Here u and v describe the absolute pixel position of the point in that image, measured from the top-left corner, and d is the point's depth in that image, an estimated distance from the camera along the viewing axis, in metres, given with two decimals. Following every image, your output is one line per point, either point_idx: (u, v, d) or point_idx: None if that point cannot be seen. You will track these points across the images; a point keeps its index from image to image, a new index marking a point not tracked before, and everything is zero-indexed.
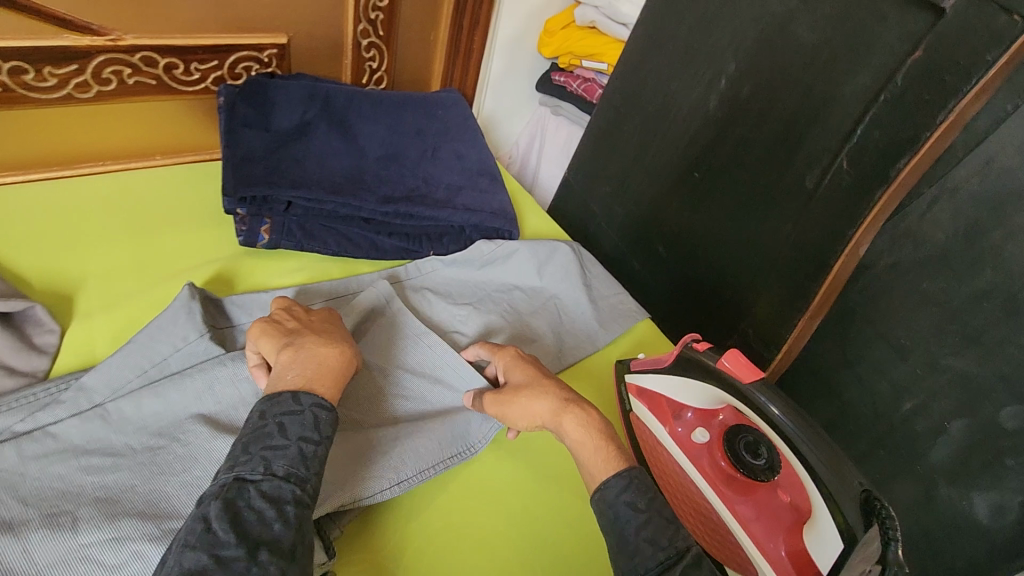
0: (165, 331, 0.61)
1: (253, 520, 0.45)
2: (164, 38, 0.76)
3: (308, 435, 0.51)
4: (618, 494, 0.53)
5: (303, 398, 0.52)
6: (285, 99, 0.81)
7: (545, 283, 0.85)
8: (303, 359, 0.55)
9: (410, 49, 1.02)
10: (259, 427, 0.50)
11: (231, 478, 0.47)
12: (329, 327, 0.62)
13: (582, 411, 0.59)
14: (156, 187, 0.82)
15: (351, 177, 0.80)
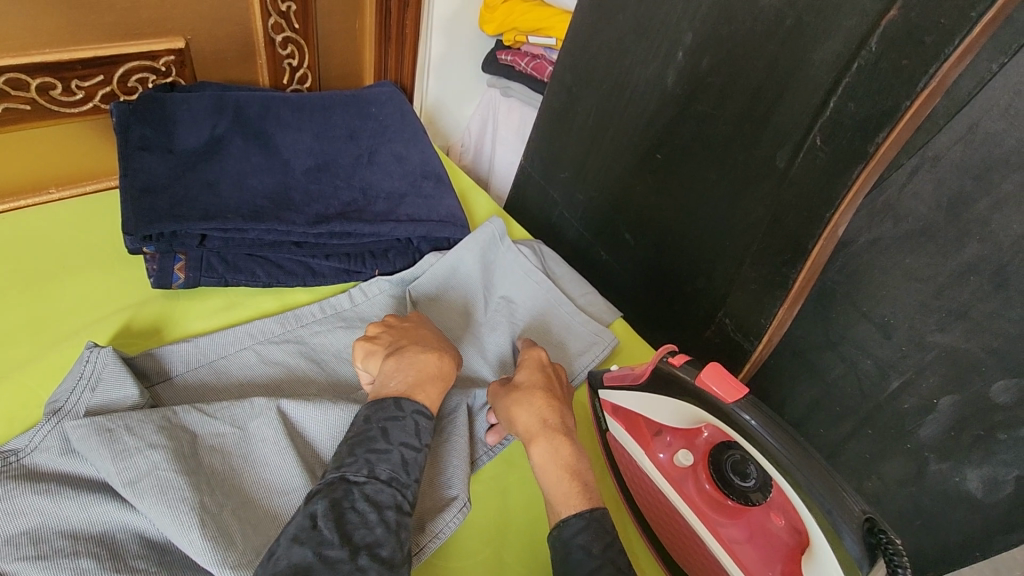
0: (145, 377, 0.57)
1: (356, 523, 0.47)
2: (31, 55, 0.65)
3: (411, 440, 0.53)
4: (572, 537, 0.51)
5: (406, 404, 0.55)
6: (189, 114, 0.71)
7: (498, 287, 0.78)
8: (404, 365, 0.58)
9: (333, 39, 0.91)
10: (363, 431, 0.53)
11: (337, 477, 0.49)
12: (417, 330, 0.65)
13: (549, 439, 0.57)
14: (47, 226, 0.72)
15: (275, 197, 0.71)
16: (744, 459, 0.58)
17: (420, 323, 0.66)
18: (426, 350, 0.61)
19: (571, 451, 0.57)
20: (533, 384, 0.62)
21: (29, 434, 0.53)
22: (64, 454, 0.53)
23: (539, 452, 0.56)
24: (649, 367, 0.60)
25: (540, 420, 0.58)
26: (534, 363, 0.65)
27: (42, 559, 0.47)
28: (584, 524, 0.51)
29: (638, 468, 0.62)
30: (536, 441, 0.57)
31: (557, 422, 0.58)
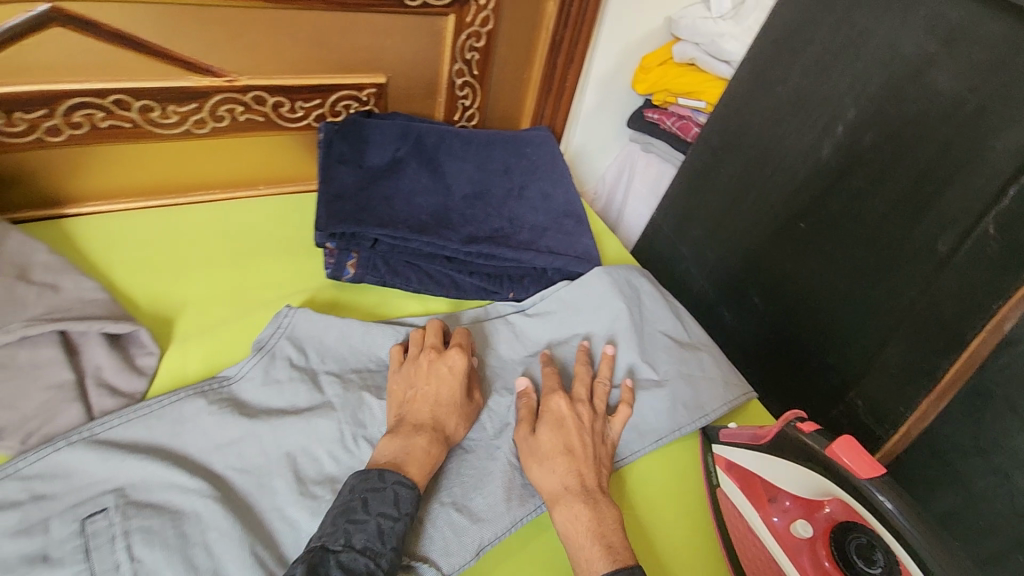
0: (335, 334, 0.69)
1: None
2: (274, 79, 0.80)
3: (387, 511, 0.53)
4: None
5: (389, 475, 0.55)
6: (379, 137, 0.83)
7: (654, 314, 0.82)
8: (395, 448, 0.59)
9: (503, 87, 1.01)
10: (347, 500, 0.54)
11: (318, 545, 0.51)
12: (427, 394, 0.64)
13: (570, 503, 0.59)
14: (254, 216, 0.87)
15: (436, 216, 0.80)
16: (871, 544, 0.52)
17: (433, 393, 0.64)
18: (421, 430, 0.60)
19: (592, 515, 0.58)
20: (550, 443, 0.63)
21: (239, 366, 0.65)
22: (264, 386, 0.64)
23: (561, 510, 0.59)
24: (774, 429, 0.60)
25: (563, 483, 0.60)
26: (555, 421, 0.65)
27: (244, 470, 0.57)
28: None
29: (747, 529, 0.60)
30: (559, 505, 0.59)
31: (580, 485, 0.60)
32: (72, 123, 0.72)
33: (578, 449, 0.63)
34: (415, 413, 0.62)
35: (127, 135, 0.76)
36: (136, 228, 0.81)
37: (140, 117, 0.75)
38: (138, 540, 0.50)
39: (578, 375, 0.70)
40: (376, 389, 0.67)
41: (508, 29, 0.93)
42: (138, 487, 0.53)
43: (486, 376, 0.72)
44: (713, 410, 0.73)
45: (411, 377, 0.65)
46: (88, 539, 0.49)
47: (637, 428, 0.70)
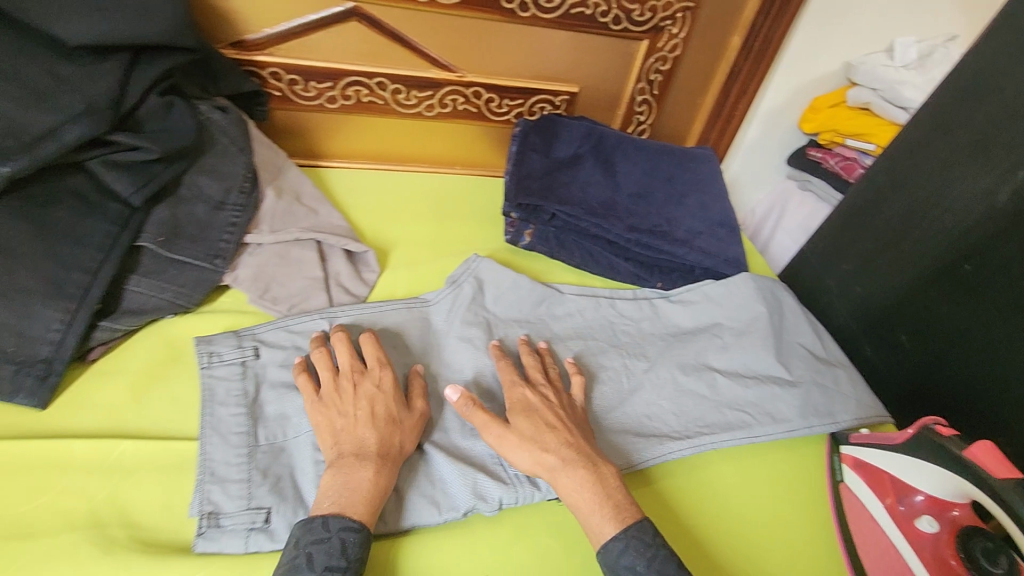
0: (505, 284, 0.82)
1: None
2: (492, 79, 0.98)
3: (334, 563, 0.52)
4: (618, 559, 0.57)
5: (333, 523, 0.54)
6: (568, 135, 0.98)
7: (794, 326, 0.86)
8: (338, 483, 0.56)
9: (676, 108, 1.12)
10: (292, 558, 0.52)
11: None
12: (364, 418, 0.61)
13: (572, 475, 0.61)
14: (452, 187, 1.05)
15: (605, 205, 0.92)
16: (998, 548, 0.57)
17: (370, 417, 0.61)
18: (365, 460, 0.58)
19: (594, 480, 0.61)
20: (523, 428, 0.63)
21: (434, 292, 0.80)
22: (452, 311, 0.78)
23: (563, 482, 0.61)
24: (910, 432, 0.64)
25: (558, 457, 0.62)
26: (538, 418, 0.65)
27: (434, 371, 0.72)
28: (624, 546, 0.57)
29: (868, 514, 0.66)
30: (560, 478, 0.61)
31: (576, 453, 0.63)
32: (345, 95, 0.95)
33: (558, 422, 0.65)
34: (353, 446, 0.59)
35: (378, 109, 0.98)
36: (367, 180, 1.02)
37: (391, 97, 0.97)
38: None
39: (529, 362, 0.72)
40: (536, 335, 0.79)
41: (691, 58, 1.04)
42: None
43: (631, 344, 0.81)
44: (845, 420, 0.76)
45: (342, 404, 0.62)
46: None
47: (769, 416, 0.76)
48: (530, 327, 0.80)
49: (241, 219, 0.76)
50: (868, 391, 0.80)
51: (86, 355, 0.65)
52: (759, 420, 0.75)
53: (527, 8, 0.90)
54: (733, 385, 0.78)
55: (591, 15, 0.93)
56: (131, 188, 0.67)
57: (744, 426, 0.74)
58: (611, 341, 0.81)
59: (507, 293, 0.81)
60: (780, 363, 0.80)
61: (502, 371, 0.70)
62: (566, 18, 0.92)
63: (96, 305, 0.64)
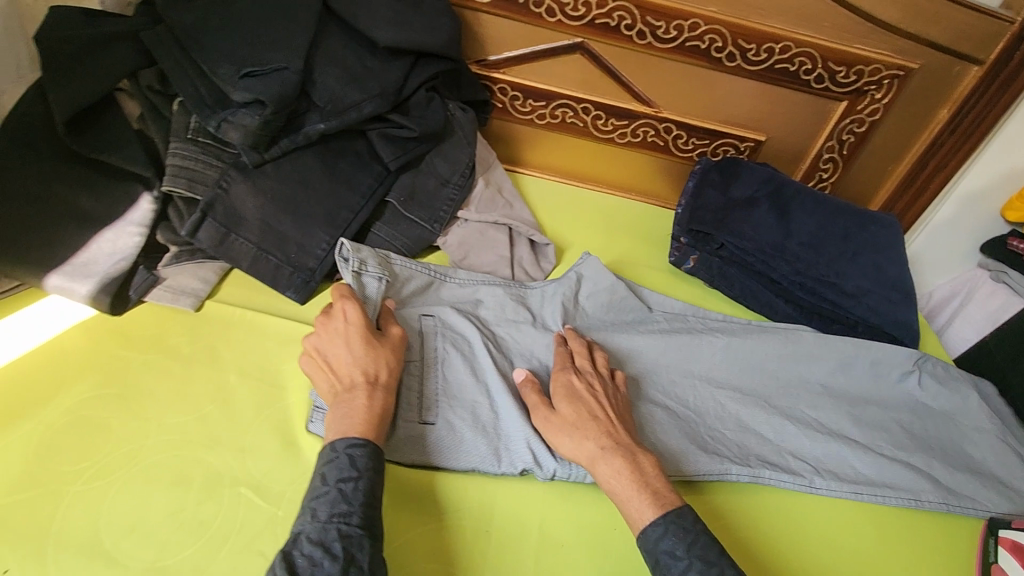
0: (598, 281, 0.87)
1: (307, 565, 0.52)
2: (685, 118, 1.08)
3: (345, 475, 0.58)
4: (657, 543, 0.61)
5: (340, 444, 0.60)
6: (748, 176, 1.02)
7: (899, 389, 0.87)
8: (339, 414, 0.62)
9: (863, 171, 1.13)
10: (314, 478, 0.59)
11: (292, 531, 0.55)
12: (342, 345, 0.65)
13: (611, 463, 0.65)
14: (627, 209, 1.15)
15: (774, 248, 0.95)
16: None
17: (342, 344, 0.65)
18: (356, 388, 0.63)
19: (631, 468, 0.64)
20: (571, 415, 0.68)
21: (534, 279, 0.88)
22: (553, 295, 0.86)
23: (603, 470, 0.64)
24: None
25: (599, 446, 0.65)
26: (588, 409, 0.68)
27: (514, 344, 0.80)
28: (663, 530, 0.61)
29: None
30: (599, 465, 0.65)
31: (616, 441, 0.66)
32: (553, 114, 1.11)
33: (601, 413, 0.68)
34: (337, 383, 0.64)
35: (578, 131, 1.13)
36: (553, 190, 1.16)
37: (591, 121, 1.11)
38: (449, 347, 0.76)
39: (575, 350, 0.75)
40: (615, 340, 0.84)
41: (891, 124, 1.05)
42: (444, 316, 0.79)
43: (712, 370, 0.84)
44: (927, 500, 0.76)
45: (316, 345, 0.66)
46: (420, 333, 0.77)
47: (837, 474, 0.77)
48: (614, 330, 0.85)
49: (458, 197, 0.94)
50: (962, 477, 0.79)
51: (334, 276, 0.84)
52: (825, 474, 0.77)
53: (734, 59, 0.99)
54: (810, 433, 0.80)
55: (795, 71, 0.99)
56: (392, 156, 0.86)
57: (809, 474, 0.76)
58: (695, 359, 0.84)
59: (602, 288, 0.87)
60: (859, 426, 0.82)
61: (558, 358, 0.75)
62: (770, 71, 1.00)
63: (351, 237, 0.83)
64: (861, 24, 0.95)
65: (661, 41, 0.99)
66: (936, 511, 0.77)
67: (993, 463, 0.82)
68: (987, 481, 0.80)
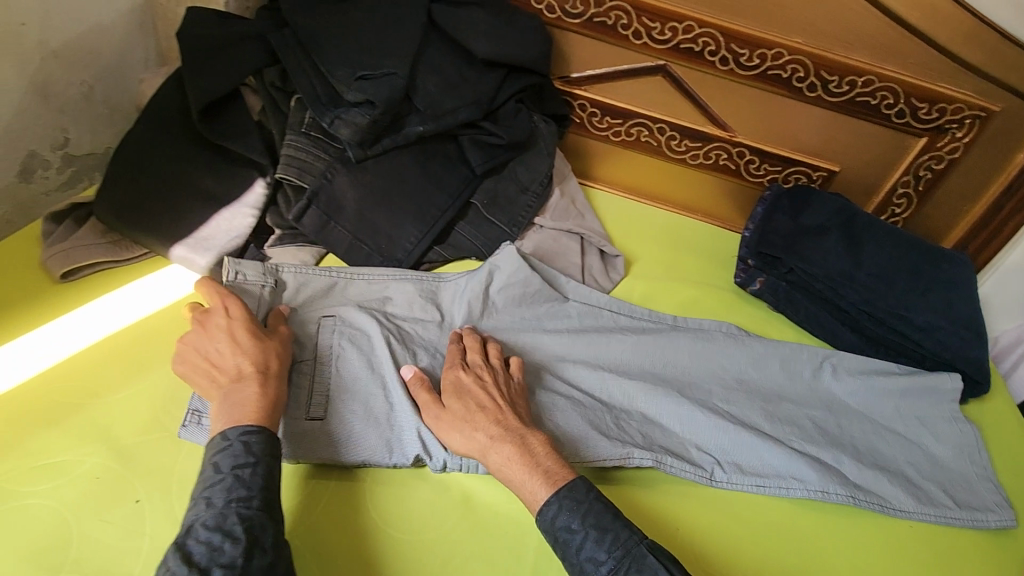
0: (511, 270, 0.86)
1: (203, 549, 0.54)
2: (759, 144, 1.10)
3: (239, 461, 0.60)
4: (554, 520, 0.63)
5: (230, 433, 0.62)
6: (820, 206, 1.02)
7: (847, 397, 0.86)
8: (224, 407, 0.64)
9: (937, 208, 1.11)
10: (205, 472, 0.61)
11: (186, 522, 0.57)
12: (230, 340, 0.68)
13: (500, 451, 0.66)
14: (693, 228, 1.17)
15: (843, 276, 0.96)
16: None
17: (229, 338, 0.68)
18: (246, 378, 0.66)
19: (520, 453, 0.66)
20: (456, 411, 0.69)
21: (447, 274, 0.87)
22: (473, 285, 0.85)
23: (495, 458, 0.66)
24: None
25: (488, 435, 0.67)
26: (476, 402, 0.69)
27: (414, 335, 0.80)
28: (556, 505, 0.63)
29: None
30: (490, 453, 0.66)
31: (502, 430, 0.67)
32: (628, 132, 1.15)
33: (489, 403, 0.69)
34: (221, 379, 0.66)
35: (652, 150, 1.16)
36: (621, 205, 1.19)
37: (665, 141, 1.14)
38: (345, 344, 0.75)
39: (468, 345, 0.76)
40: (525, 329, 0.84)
41: (970, 164, 1.05)
42: (346, 314, 0.79)
43: (620, 361, 0.84)
44: (833, 494, 0.75)
45: (198, 347, 0.68)
46: (317, 331, 0.77)
47: (741, 467, 0.77)
48: (525, 319, 0.85)
49: (536, 204, 0.98)
50: (872, 474, 0.78)
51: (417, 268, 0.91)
52: (728, 466, 0.77)
53: (815, 89, 1.01)
54: (730, 435, 0.79)
55: (876, 105, 1.01)
56: (480, 161, 0.92)
57: (710, 466, 0.77)
58: (600, 351, 0.84)
59: (518, 276, 0.85)
60: (773, 423, 0.81)
61: (449, 355, 0.75)
62: (849, 103, 1.01)
63: (436, 234, 0.89)
64: (946, 63, 0.96)
65: (743, 68, 1.02)
66: (842, 505, 0.76)
67: (904, 463, 0.81)
68: (899, 482, 0.78)
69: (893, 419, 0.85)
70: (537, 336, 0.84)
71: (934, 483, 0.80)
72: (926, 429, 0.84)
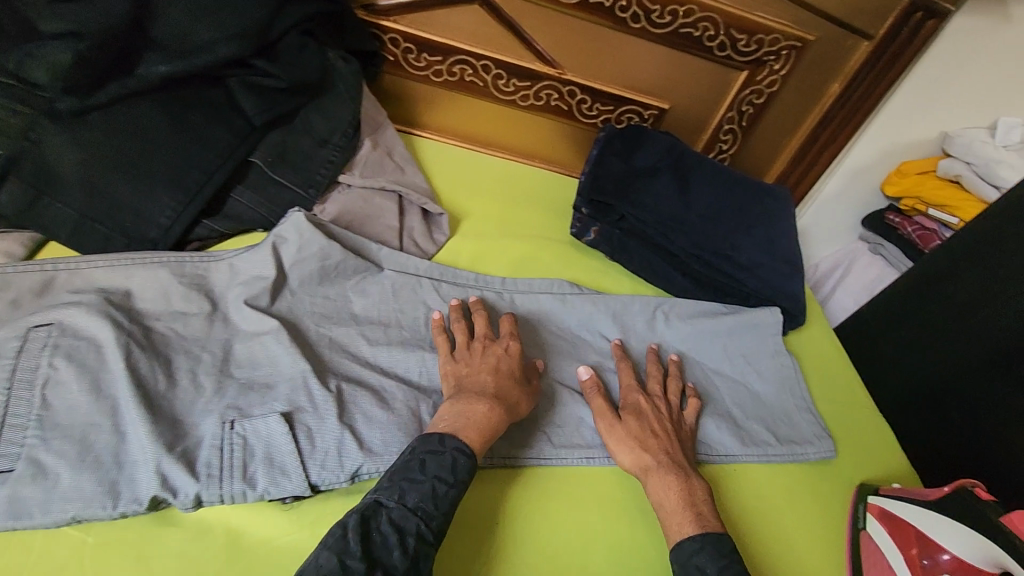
0: (299, 243, 0.70)
1: (379, 542, 0.52)
2: (589, 81, 1.03)
3: (444, 476, 0.57)
4: (690, 556, 0.61)
5: (448, 442, 0.59)
6: (650, 146, 1.00)
7: (679, 345, 0.85)
8: (455, 412, 0.62)
9: (761, 143, 1.13)
10: (405, 459, 0.58)
11: (372, 498, 0.55)
12: (487, 364, 0.67)
13: (663, 476, 0.67)
14: (529, 176, 1.09)
15: (675, 218, 0.93)
16: None
17: (490, 368, 0.67)
18: (482, 396, 0.63)
19: (488, 413, 0.62)
20: (632, 428, 0.70)
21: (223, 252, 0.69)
22: (252, 268, 0.68)
23: (654, 482, 0.67)
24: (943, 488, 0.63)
25: (652, 458, 0.68)
26: (486, 365, 0.67)
27: (170, 341, 0.62)
28: (698, 547, 0.61)
29: (886, 562, 0.64)
30: (651, 477, 0.67)
31: (659, 452, 0.68)
32: (451, 71, 1.02)
33: (659, 429, 0.71)
34: (471, 385, 0.65)
35: (478, 90, 1.04)
36: (449, 154, 1.07)
37: (492, 81, 1.03)
38: (61, 362, 0.56)
39: (456, 324, 0.71)
40: (327, 314, 0.70)
41: (787, 96, 1.06)
42: (72, 319, 0.59)
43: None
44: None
45: (466, 360, 0.68)
46: (20, 346, 0.57)
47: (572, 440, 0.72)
48: (327, 301, 0.71)
49: (339, 158, 0.84)
50: (699, 423, 0.77)
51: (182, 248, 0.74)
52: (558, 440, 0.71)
53: (639, 20, 0.94)
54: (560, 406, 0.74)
55: (698, 37, 0.96)
56: (256, 109, 0.75)
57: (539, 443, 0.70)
58: (415, 328, 0.73)
59: (308, 251, 0.70)
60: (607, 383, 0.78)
61: (625, 372, 0.76)
62: (672, 35, 0.96)
63: (204, 204, 0.72)
64: None
65: None
66: None
67: (731, 405, 0.81)
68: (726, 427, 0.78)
69: (723, 362, 0.85)
70: (332, 322, 0.69)
71: (757, 423, 0.80)
72: (749, 371, 0.85)
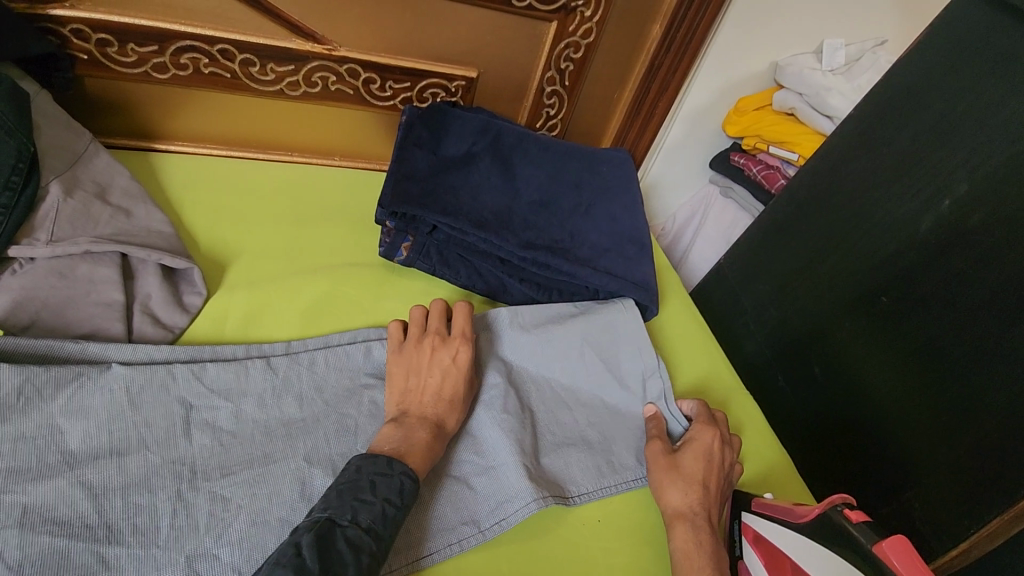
0: None
1: (334, 561, 0.47)
2: (369, 54, 0.81)
3: (393, 496, 0.52)
4: None
5: (397, 464, 0.54)
6: (458, 129, 0.81)
7: (531, 365, 0.71)
8: (398, 437, 0.57)
9: (591, 101, 0.99)
10: (353, 478, 0.52)
11: (323, 516, 0.49)
12: (442, 374, 0.62)
13: (696, 531, 0.60)
14: (324, 183, 0.88)
15: (499, 216, 0.77)
16: None
17: (437, 379, 0.62)
18: (423, 421, 0.59)
19: (428, 445, 0.57)
20: (696, 473, 0.63)
21: None
22: None
23: (680, 530, 0.60)
24: (814, 511, 0.56)
25: (689, 506, 0.61)
26: (439, 366, 0.63)
27: None
28: None
29: None
30: (675, 528, 0.60)
31: (705, 513, 0.61)
32: (178, 64, 0.76)
33: (710, 483, 0.63)
34: (419, 407, 0.60)
35: (225, 84, 0.79)
36: (210, 172, 0.83)
37: (241, 70, 0.78)
38: None
39: (416, 317, 0.67)
40: (23, 468, 0.49)
41: (609, 44, 0.91)
42: None
43: (213, 446, 0.54)
44: (513, 514, 0.59)
45: (415, 363, 0.63)
46: None
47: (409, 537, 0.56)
48: (20, 445, 0.49)
49: (3, 225, 0.58)
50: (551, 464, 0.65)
51: None
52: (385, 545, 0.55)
53: None
54: None
55: None
56: None
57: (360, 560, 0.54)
58: (170, 444, 0.53)
59: None
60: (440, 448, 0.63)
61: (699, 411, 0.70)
62: None
63: None
64: None
65: None
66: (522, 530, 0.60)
67: (586, 426, 0.69)
68: (587, 459, 0.66)
69: (583, 372, 0.72)
70: (25, 480, 0.48)
71: (618, 442, 0.69)
72: (610, 373, 0.72)
